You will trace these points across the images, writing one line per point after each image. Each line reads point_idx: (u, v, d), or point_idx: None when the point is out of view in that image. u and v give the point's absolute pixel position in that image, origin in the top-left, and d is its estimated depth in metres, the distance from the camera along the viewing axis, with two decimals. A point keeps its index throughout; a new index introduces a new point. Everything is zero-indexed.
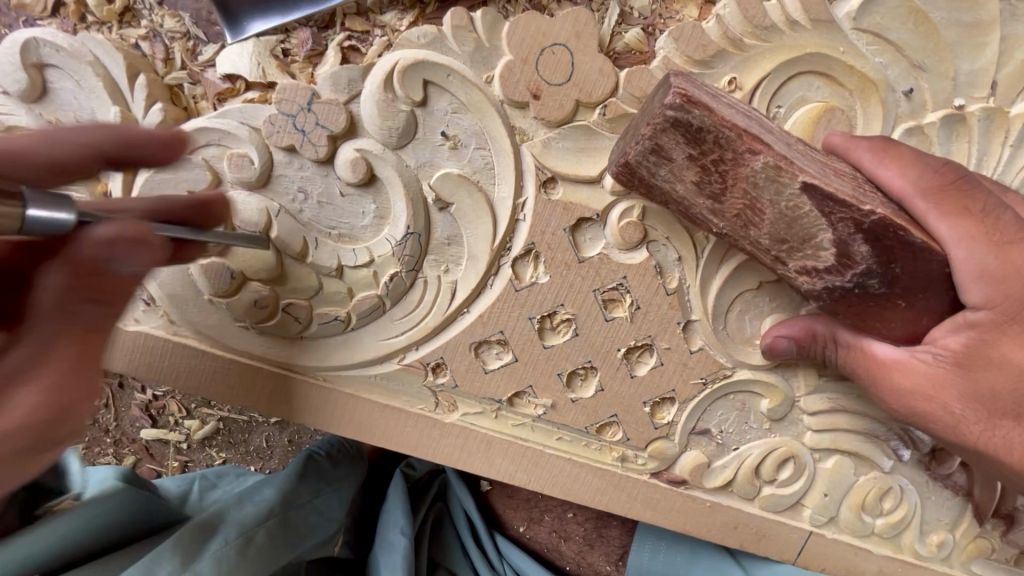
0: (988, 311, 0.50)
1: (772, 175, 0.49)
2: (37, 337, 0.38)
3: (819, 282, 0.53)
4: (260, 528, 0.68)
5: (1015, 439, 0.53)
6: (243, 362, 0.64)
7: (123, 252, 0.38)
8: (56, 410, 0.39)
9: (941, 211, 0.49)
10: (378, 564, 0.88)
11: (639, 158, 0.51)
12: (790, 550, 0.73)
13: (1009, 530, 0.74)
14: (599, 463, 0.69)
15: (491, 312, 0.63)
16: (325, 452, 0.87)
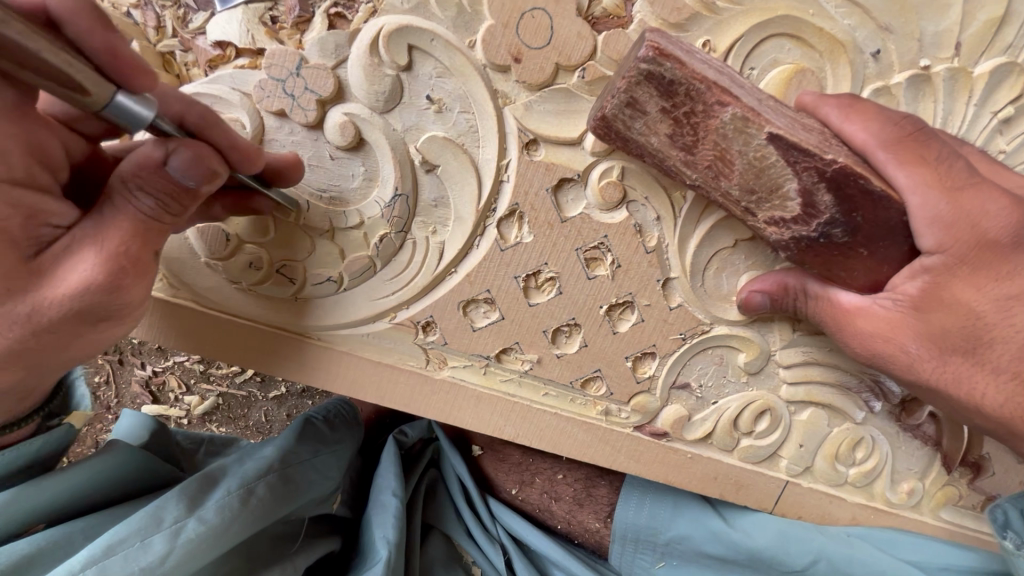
0: (940, 256, 0.52)
1: (740, 126, 0.52)
2: (109, 212, 0.46)
3: (787, 231, 0.56)
4: (259, 481, 0.71)
5: (965, 375, 0.55)
6: (241, 323, 0.67)
7: (183, 164, 0.46)
8: (109, 280, 0.46)
9: (899, 161, 0.52)
10: (369, 520, 0.91)
11: (615, 113, 0.54)
12: (767, 499, 0.77)
13: (976, 478, 0.78)
14: (584, 417, 0.72)
15: (478, 272, 0.66)
16: (322, 418, 0.92)
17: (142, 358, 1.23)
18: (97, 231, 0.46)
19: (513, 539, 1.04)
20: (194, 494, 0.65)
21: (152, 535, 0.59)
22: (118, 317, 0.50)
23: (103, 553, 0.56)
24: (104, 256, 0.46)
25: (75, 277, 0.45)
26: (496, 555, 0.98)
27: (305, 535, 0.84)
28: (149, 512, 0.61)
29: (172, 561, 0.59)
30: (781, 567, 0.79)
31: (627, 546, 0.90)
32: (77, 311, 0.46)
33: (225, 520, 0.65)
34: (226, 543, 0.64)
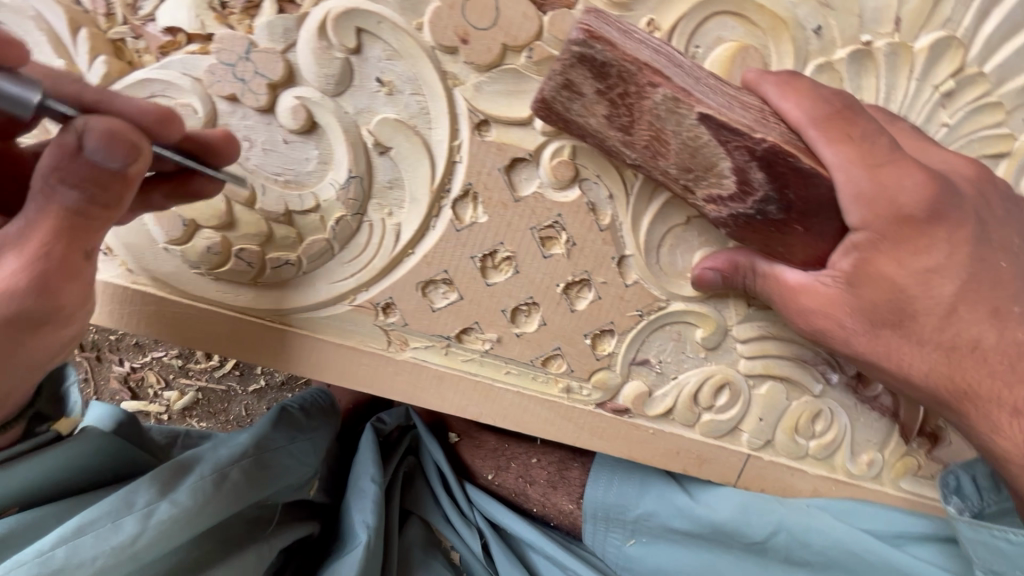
0: (865, 232, 0.55)
1: (671, 107, 0.53)
2: (32, 209, 0.45)
3: (724, 209, 0.58)
4: (234, 466, 0.72)
5: (896, 348, 0.58)
6: (202, 309, 0.67)
7: (99, 147, 0.43)
8: (36, 280, 0.45)
9: (827, 139, 0.54)
10: (347, 507, 0.92)
11: (553, 95, 0.55)
12: (730, 472, 0.79)
13: (934, 447, 0.79)
14: (546, 395, 0.73)
15: (435, 253, 0.66)
16: (300, 407, 0.93)
17: (120, 355, 1.22)
18: (22, 231, 0.45)
19: (489, 523, 1.05)
20: (167, 478, 0.65)
21: (123, 518, 0.60)
22: (56, 322, 0.49)
23: (73, 534, 0.56)
24: (30, 257, 0.44)
25: (2, 280, 0.44)
26: (473, 539, 1.00)
27: (281, 519, 0.85)
28: (121, 496, 0.61)
29: (143, 542, 0.60)
30: (744, 539, 0.81)
31: (599, 524, 0.92)
32: (14, 318, 0.45)
33: (198, 503, 0.65)
34: (198, 525, 0.65)
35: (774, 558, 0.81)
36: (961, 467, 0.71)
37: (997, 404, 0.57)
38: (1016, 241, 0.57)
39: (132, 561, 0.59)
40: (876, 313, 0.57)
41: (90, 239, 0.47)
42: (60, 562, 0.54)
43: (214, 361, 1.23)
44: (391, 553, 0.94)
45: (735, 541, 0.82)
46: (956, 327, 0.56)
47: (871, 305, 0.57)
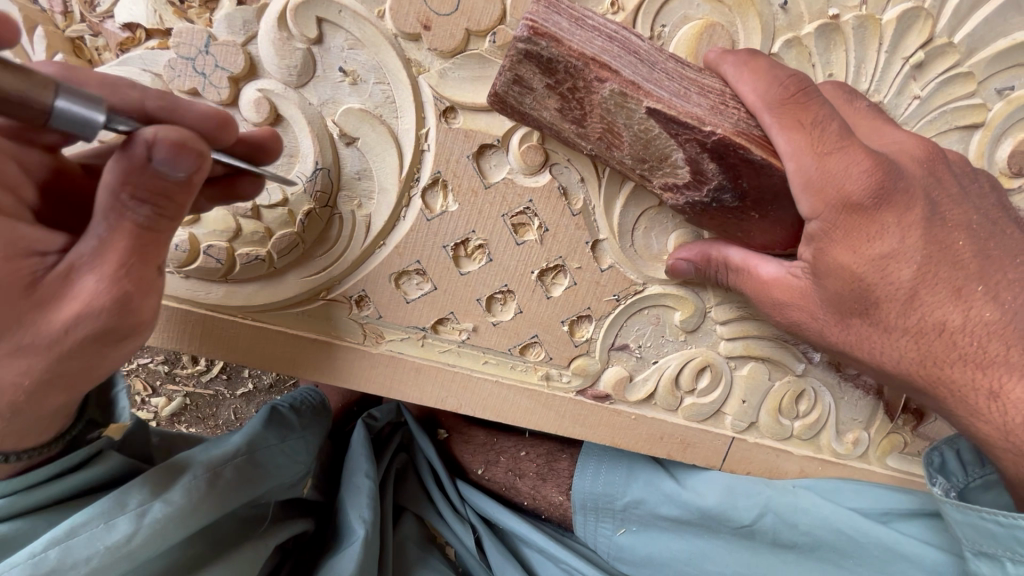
0: (817, 222, 0.55)
1: (620, 101, 0.55)
2: (97, 229, 0.40)
3: (681, 197, 0.60)
4: (227, 465, 0.70)
5: (866, 336, 0.58)
6: (172, 308, 0.66)
7: (166, 160, 0.38)
8: (114, 299, 0.41)
9: (780, 125, 0.53)
10: (342, 503, 0.91)
11: (505, 89, 0.56)
12: (715, 456, 0.78)
13: (919, 424, 0.79)
14: (525, 383, 0.73)
15: (407, 243, 0.66)
16: (290, 406, 0.92)
17: None
18: (97, 249, 0.41)
19: (482, 519, 1.03)
20: (158, 478, 0.63)
21: (116, 518, 0.58)
22: (136, 332, 0.45)
23: (66, 534, 0.55)
24: (115, 273, 0.41)
25: (89, 299, 0.41)
26: (465, 533, 0.98)
27: (275, 516, 0.85)
28: (112, 497, 0.59)
29: (137, 542, 0.58)
30: (731, 523, 0.79)
31: (590, 515, 0.89)
32: (95, 335, 0.42)
33: (192, 502, 0.64)
34: (193, 525, 0.63)
35: (762, 542, 0.79)
36: (943, 440, 0.70)
37: (971, 387, 0.55)
38: (988, 212, 0.57)
39: (127, 561, 0.58)
40: (836, 303, 0.57)
41: (165, 252, 0.43)
42: (55, 562, 0.53)
43: (200, 366, 1.21)
44: (387, 544, 0.91)
45: (722, 525, 0.80)
46: (920, 312, 0.55)
47: (830, 297, 0.58)
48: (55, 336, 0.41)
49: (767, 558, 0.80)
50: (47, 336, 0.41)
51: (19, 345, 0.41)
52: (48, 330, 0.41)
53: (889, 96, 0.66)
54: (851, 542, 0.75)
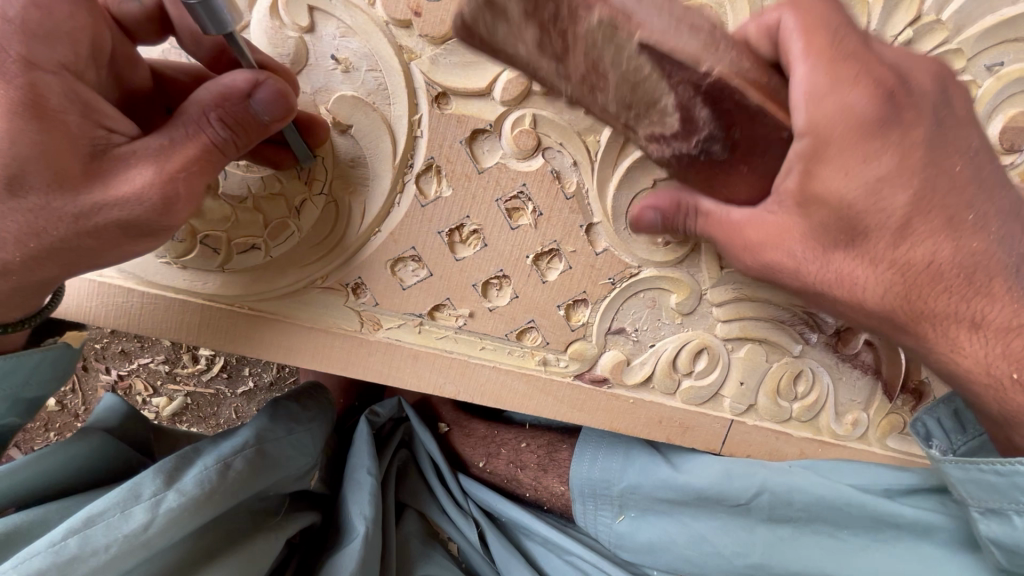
0: (807, 140, 0.50)
1: (609, 32, 0.45)
2: (177, 133, 0.50)
3: (667, 148, 0.53)
4: (237, 456, 0.72)
5: (847, 269, 0.56)
6: (169, 298, 0.67)
7: (264, 100, 0.51)
8: (159, 193, 0.50)
9: (798, 30, 0.49)
10: (344, 499, 0.91)
11: (474, 14, 0.46)
12: (714, 440, 0.79)
13: (918, 404, 0.79)
14: (523, 369, 0.73)
15: (401, 229, 0.67)
16: (294, 398, 0.90)
17: (105, 363, 1.20)
18: (163, 149, 0.50)
19: (484, 513, 1.03)
20: (171, 469, 0.66)
21: (132, 507, 0.60)
22: (151, 233, 0.53)
23: (84, 524, 0.57)
24: (163, 174, 0.50)
25: (133, 188, 0.49)
26: (469, 528, 0.98)
27: (285, 509, 0.86)
28: (126, 489, 0.62)
29: (156, 529, 0.61)
30: (728, 501, 0.79)
31: (588, 502, 0.89)
32: (120, 222, 0.50)
33: (206, 491, 0.67)
34: (206, 513, 0.66)
35: (759, 519, 0.79)
36: (924, 410, 0.70)
37: (954, 318, 0.56)
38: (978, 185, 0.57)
39: (145, 550, 0.60)
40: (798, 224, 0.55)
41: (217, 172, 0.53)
42: (75, 549, 0.55)
43: (200, 364, 1.21)
44: (388, 542, 0.91)
45: (720, 503, 0.80)
46: (909, 243, 0.54)
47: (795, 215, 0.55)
48: (87, 207, 0.49)
49: (765, 532, 0.79)
50: (82, 203, 0.49)
51: (51, 197, 0.48)
52: (86, 200, 0.49)
53: None
54: (842, 511, 0.76)
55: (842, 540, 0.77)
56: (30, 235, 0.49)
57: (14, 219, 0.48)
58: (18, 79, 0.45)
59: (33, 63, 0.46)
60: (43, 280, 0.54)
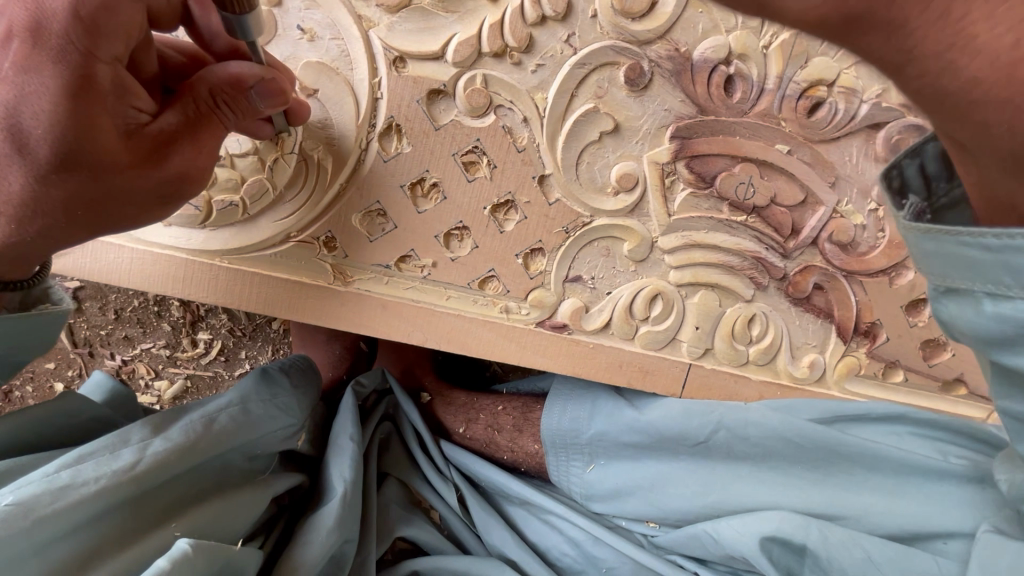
0: None
1: None
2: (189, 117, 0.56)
3: None
4: (222, 412, 0.73)
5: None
6: (156, 253, 0.73)
7: (266, 91, 0.57)
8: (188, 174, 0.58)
9: None
10: (328, 464, 0.92)
11: None
12: (675, 385, 0.84)
13: (873, 345, 0.82)
14: (487, 316, 0.78)
15: (366, 184, 0.73)
16: (280, 365, 0.90)
17: (110, 348, 1.27)
18: (188, 128, 0.57)
19: (466, 479, 1.04)
20: (160, 420, 0.68)
21: (120, 449, 0.62)
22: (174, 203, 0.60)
23: (76, 459, 0.59)
24: (196, 148, 0.57)
25: (172, 164, 0.56)
26: (449, 493, 1.00)
27: (275, 469, 0.87)
28: (116, 433, 0.64)
29: (143, 467, 0.63)
30: (688, 440, 0.83)
31: (560, 454, 0.94)
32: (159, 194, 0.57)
33: (190, 440, 0.68)
34: (193, 458, 0.68)
35: (715, 457, 0.83)
36: (903, 151, 0.46)
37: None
38: None
39: (133, 485, 0.61)
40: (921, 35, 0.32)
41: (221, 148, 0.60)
42: (67, 480, 0.57)
43: (199, 347, 1.28)
44: (370, 506, 0.92)
45: (680, 444, 0.84)
46: None
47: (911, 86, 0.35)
48: (128, 180, 0.54)
49: (722, 469, 0.82)
50: (124, 180, 0.54)
51: (97, 175, 0.53)
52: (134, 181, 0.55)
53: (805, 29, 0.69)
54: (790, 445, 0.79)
55: (799, 479, 0.78)
56: (70, 203, 0.53)
57: (56, 189, 0.52)
58: (77, 65, 0.48)
59: (92, 52, 0.49)
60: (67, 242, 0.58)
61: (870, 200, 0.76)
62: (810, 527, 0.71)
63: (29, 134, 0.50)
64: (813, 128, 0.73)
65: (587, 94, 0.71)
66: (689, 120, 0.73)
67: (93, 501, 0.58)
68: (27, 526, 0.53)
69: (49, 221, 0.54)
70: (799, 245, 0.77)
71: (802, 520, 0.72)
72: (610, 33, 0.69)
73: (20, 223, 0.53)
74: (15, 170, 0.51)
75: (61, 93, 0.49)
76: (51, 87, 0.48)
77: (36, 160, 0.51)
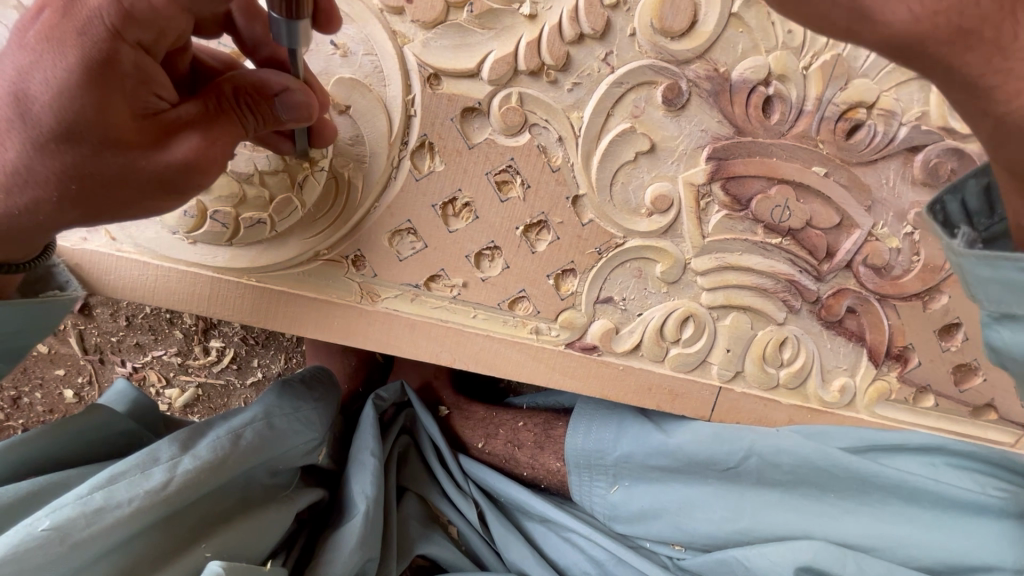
0: None
1: None
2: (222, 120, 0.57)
3: None
4: (248, 427, 0.71)
5: None
6: (181, 269, 0.72)
7: (291, 104, 0.54)
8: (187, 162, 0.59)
9: None
10: (349, 479, 0.91)
11: None
12: (704, 408, 0.83)
13: (904, 370, 0.81)
14: (516, 337, 0.78)
15: (397, 202, 0.71)
16: (301, 377, 0.88)
17: (121, 355, 1.25)
18: (206, 119, 0.52)
19: (484, 494, 1.03)
20: (186, 437, 0.66)
21: (150, 468, 0.60)
22: (181, 198, 0.54)
23: (107, 481, 0.57)
24: (208, 141, 0.52)
25: (178, 151, 0.51)
26: (468, 509, 0.98)
27: (296, 485, 0.85)
28: (146, 451, 0.62)
29: (174, 487, 0.61)
30: (717, 465, 0.82)
31: (583, 474, 0.94)
32: (155, 178, 0.51)
33: (219, 456, 0.66)
34: (222, 475, 0.66)
35: (747, 484, 0.82)
36: (945, 187, 0.49)
37: None
38: None
39: (164, 506, 0.60)
40: None
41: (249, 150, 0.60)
42: (100, 502, 0.55)
43: (210, 356, 1.26)
44: (391, 525, 0.91)
45: (709, 468, 0.83)
46: None
47: None
48: (130, 161, 0.50)
49: (754, 496, 0.82)
50: (118, 158, 0.49)
51: (100, 147, 0.49)
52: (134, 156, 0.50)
53: (846, 52, 0.68)
54: (818, 468, 0.78)
55: (830, 505, 0.79)
56: (64, 177, 0.49)
57: (54, 161, 0.49)
58: (99, 42, 0.47)
59: (118, 33, 0.47)
60: (61, 223, 0.53)
61: (906, 224, 0.74)
62: (846, 559, 0.73)
63: (33, 103, 0.48)
64: (851, 150, 0.71)
65: (623, 114, 0.70)
66: (726, 141, 0.71)
67: (127, 523, 0.56)
68: (61, 553, 0.52)
69: (42, 195, 0.50)
70: (833, 268, 0.76)
71: (839, 550, 0.74)
72: (649, 52, 0.67)
73: (12, 193, 0.50)
74: (15, 139, 0.48)
75: (78, 70, 0.47)
76: (70, 61, 0.47)
77: (38, 128, 0.48)
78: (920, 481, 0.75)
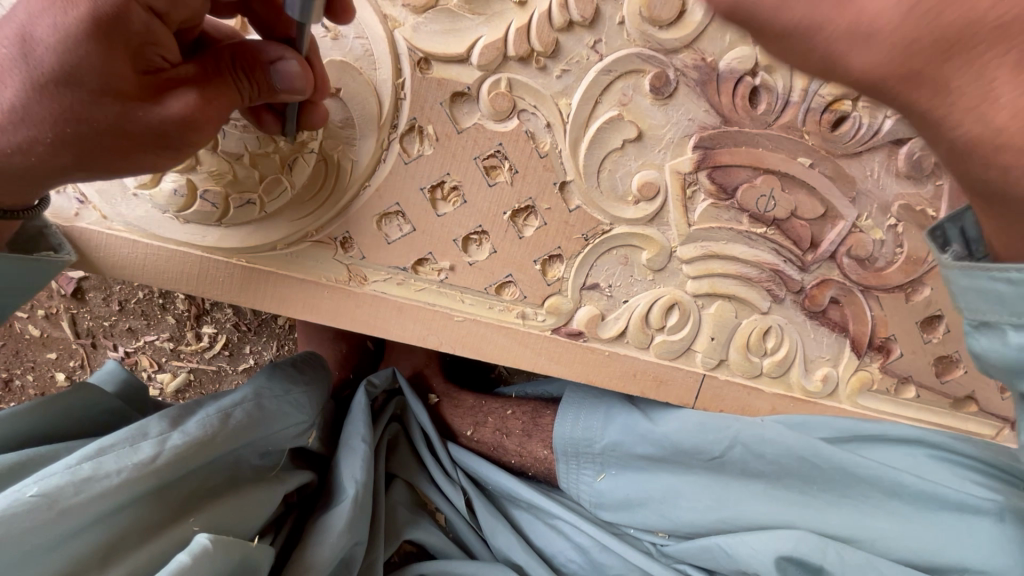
0: None
1: None
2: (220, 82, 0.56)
3: None
4: (238, 407, 0.72)
5: None
6: (172, 249, 0.72)
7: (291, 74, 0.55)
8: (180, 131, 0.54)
9: None
10: (338, 465, 0.91)
11: None
12: (687, 395, 0.84)
13: (887, 360, 0.82)
14: (502, 322, 0.79)
15: (386, 185, 0.72)
16: (291, 359, 0.89)
17: (113, 340, 1.25)
18: (205, 78, 0.53)
19: (472, 482, 1.03)
20: (176, 414, 0.66)
21: (140, 442, 0.60)
22: (174, 154, 0.56)
23: (96, 452, 0.57)
24: (205, 99, 0.53)
25: (174, 106, 0.52)
26: (455, 495, 0.98)
27: (286, 467, 0.85)
28: (134, 427, 0.62)
29: (163, 461, 0.61)
30: (693, 449, 0.84)
31: (572, 462, 0.95)
32: (151, 130, 0.52)
33: (208, 432, 0.66)
34: (210, 452, 0.66)
35: (719, 466, 0.83)
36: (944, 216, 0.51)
37: None
38: None
39: (153, 479, 0.60)
40: None
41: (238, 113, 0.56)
42: (90, 471, 0.55)
43: (203, 342, 1.26)
44: (378, 511, 0.91)
45: (685, 452, 0.85)
46: None
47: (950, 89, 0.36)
48: (126, 112, 0.50)
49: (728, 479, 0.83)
50: (111, 107, 0.50)
51: (97, 98, 0.49)
52: (127, 107, 0.50)
53: None
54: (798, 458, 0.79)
55: (798, 484, 0.80)
56: (63, 120, 0.49)
57: (53, 104, 0.49)
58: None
59: None
60: (49, 167, 0.52)
61: (889, 216, 0.75)
62: (826, 550, 0.75)
63: (37, 45, 0.48)
64: (836, 141, 0.72)
65: (611, 101, 0.70)
66: (713, 130, 0.72)
67: (117, 492, 0.57)
68: (49, 519, 0.52)
69: (36, 134, 0.50)
70: (817, 258, 0.77)
71: (818, 541, 0.75)
72: (637, 41, 0.68)
73: (4, 131, 0.49)
74: (13, 78, 0.48)
75: (84, 22, 0.47)
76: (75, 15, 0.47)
77: (40, 69, 0.48)
78: (896, 469, 0.77)
